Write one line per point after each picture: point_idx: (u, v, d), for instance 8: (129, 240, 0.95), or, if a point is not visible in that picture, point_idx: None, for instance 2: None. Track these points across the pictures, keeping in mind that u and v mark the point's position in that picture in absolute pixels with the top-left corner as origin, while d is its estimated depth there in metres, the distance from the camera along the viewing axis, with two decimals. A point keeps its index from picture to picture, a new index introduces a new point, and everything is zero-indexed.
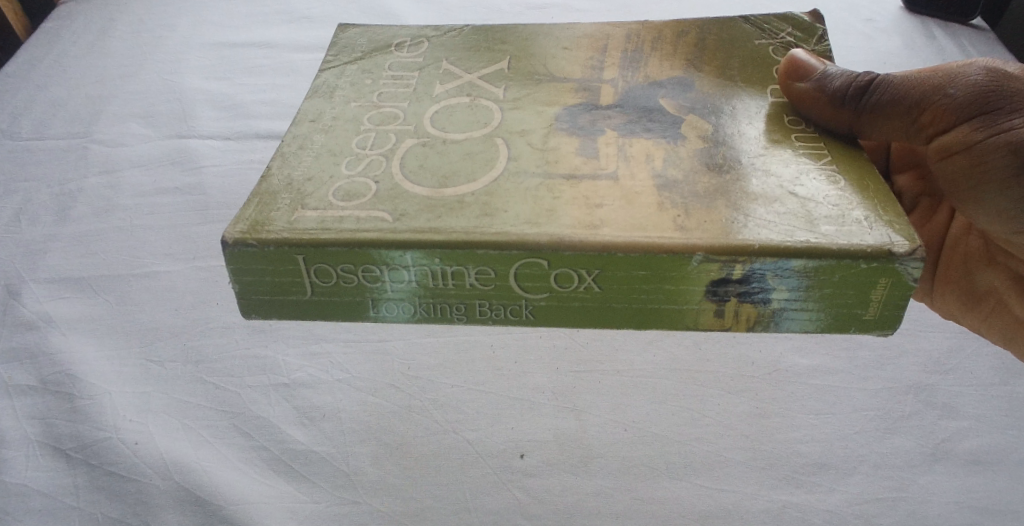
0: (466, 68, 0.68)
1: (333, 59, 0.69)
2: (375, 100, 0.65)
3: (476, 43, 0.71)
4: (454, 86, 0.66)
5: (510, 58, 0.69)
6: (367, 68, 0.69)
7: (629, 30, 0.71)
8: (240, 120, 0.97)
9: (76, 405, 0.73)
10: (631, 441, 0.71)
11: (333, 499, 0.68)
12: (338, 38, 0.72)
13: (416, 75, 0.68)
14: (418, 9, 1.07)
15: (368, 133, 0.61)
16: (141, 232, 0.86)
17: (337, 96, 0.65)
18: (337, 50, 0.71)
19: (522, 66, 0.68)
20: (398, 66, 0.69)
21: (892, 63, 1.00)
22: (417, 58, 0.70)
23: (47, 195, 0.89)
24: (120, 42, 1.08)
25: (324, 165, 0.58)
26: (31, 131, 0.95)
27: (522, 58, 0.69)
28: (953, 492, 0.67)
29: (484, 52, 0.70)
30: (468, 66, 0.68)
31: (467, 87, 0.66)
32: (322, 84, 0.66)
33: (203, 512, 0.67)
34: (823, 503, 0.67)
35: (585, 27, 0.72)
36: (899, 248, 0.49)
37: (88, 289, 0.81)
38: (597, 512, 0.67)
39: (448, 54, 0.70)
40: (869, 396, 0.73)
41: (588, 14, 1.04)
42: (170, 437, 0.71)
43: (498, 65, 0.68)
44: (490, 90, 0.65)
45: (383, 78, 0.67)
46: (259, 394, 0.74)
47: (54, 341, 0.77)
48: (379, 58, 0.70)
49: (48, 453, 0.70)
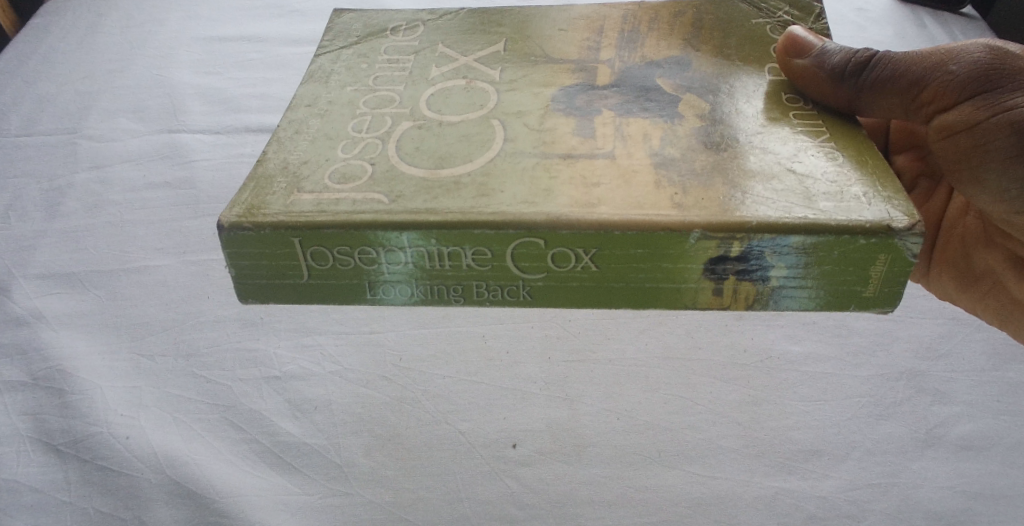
0: (461, 50, 0.68)
1: (329, 44, 0.69)
2: (370, 84, 0.64)
3: (472, 26, 0.71)
4: (450, 69, 0.65)
5: (505, 39, 0.68)
6: (363, 53, 0.68)
7: (625, 13, 0.71)
8: (231, 114, 0.97)
9: (67, 400, 0.72)
10: (629, 429, 0.70)
11: (324, 492, 0.68)
12: (334, 22, 0.72)
13: (412, 59, 0.67)
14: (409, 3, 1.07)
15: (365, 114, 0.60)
16: (131, 227, 0.85)
17: (332, 80, 0.65)
18: (332, 35, 0.70)
19: (518, 47, 0.67)
20: (393, 50, 0.68)
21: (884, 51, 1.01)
22: (414, 41, 0.69)
23: (36, 191, 0.88)
24: (109, 37, 1.07)
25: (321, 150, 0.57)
26: (20, 127, 0.94)
27: (518, 39, 0.68)
28: (946, 478, 0.67)
29: (479, 34, 0.69)
30: (463, 48, 0.68)
31: (462, 70, 0.65)
32: (318, 69, 0.66)
33: (195, 505, 0.66)
34: (817, 489, 0.67)
35: (579, 10, 0.71)
36: (898, 223, 0.49)
37: (77, 284, 0.80)
38: (590, 501, 0.67)
39: (443, 37, 0.70)
40: (862, 382, 0.73)
41: None
42: (161, 431, 0.71)
43: (493, 48, 0.67)
44: (485, 72, 0.65)
45: (379, 62, 0.67)
46: (251, 387, 0.74)
47: (44, 336, 0.76)
48: (375, 43, 0.69)
49: (39, 447, 0.70)
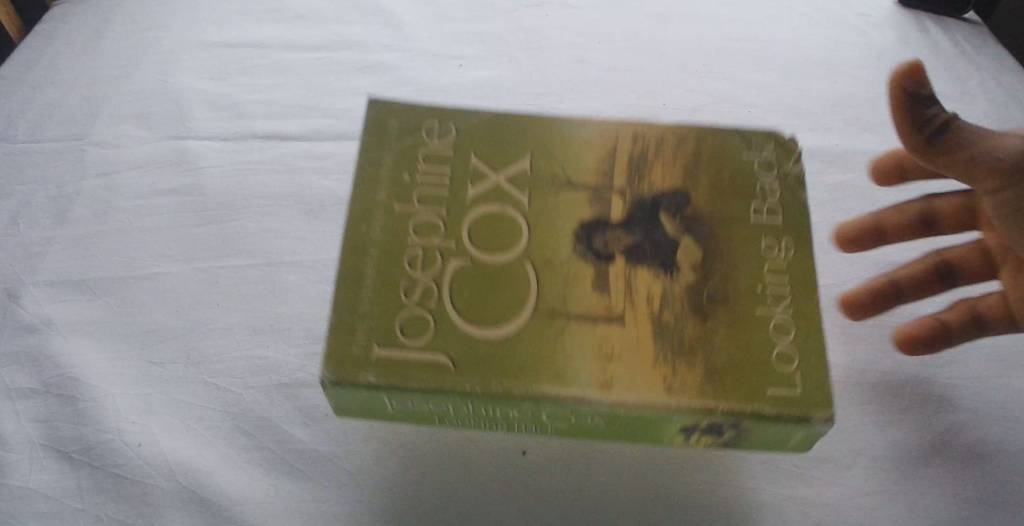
0: (494, 168, 0.74)
1: (375, 158, 0.74)
2: (409, 248, 0.70)
3: (500, 119, 0.76)
4: (482, 189, 0.73)
5: (530, 154, 0.74)
6: (397, 217, 0.71)
7: (638, 133, 0.75)
8: (236, 119, 0.97)
9: (78, 408, 0.73)
10: (618, 449, 0.70)
11: (336, 499, 0.68)
12: (377, 100, 0.77)
13: (448, 181, 0.73)
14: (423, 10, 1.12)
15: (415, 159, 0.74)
16: (139, 234, 0.85)
17: (380, 202, 0.72)
18: (374, 122, 0.75)
19: (543, 167, 0.74)
20: (427, 199, 0.72)
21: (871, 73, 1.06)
22: (445, 145, 0.75)
23: (45, 198, 0.89)
24: (114, 42, 1.08)
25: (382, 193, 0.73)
26: (27, 134, 0.95)
27: (544, 158, 0.74)
28: (949, 486, 0.68)
29: (507, 144, 0.75)
30: (496, 166, 0.74)
31: (495, 189, 0.73)
32: (362, 218, 0.71)
33: (208, 512, 0.68)
34: (822, 496, 0.68)
35: (599, 123, 0.76)
36: None
37: (87, 291, 0.81)
38: (597, 508, 0.68)
39: (474, 145, 0.75)
40: (867, 389, 0.74)
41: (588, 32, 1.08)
42: (172, 439, 0.71)
43: (520, 168, 0.74)
44: (515, 192, 0.73)
45: (415, 229, 0.71)
46: (261, 395, 0.74)
47: (55, 344, 0.77)
48: (415, 132, 0.75)
49: (52, 455, 0.70)
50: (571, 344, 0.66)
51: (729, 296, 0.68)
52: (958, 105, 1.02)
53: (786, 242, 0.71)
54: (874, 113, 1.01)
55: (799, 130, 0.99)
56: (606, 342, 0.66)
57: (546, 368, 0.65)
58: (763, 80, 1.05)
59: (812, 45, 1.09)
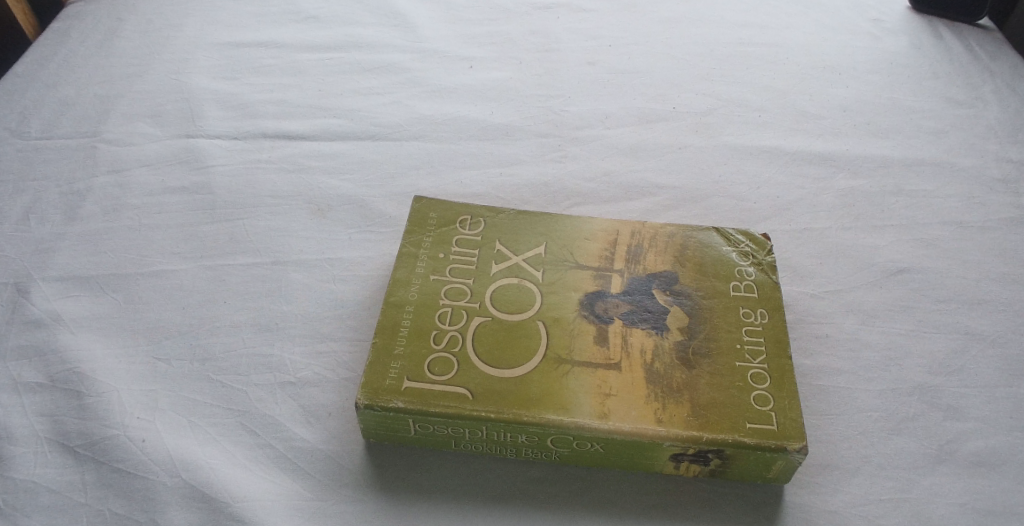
0: (514, 250, 0.77)
1: (417, 240, 0.77)
2: (444, 309, 0.72)
3: (528, 221, 0.80)
4: (504, 265, 0.76)
5: (546, 243, 0.78)
6: (437, 271, 0.75)
7: (638, 229, 0.79)
8: (248, 119, 0.98)
9: (84, 402, 0.71)
10: (607, 476, 0.68)
11: (337, 497, 0.67)
12: (419, 203, 0.80)
13: (474, 256, 0.77)
14: (443, 15, 1.14)
15: (447, 240, 0.77)
16: (148, 231, 0.86)
17: (418, 268, 0.75)
18: (416, 220, 0.79)
19: (558, 249, 0.78)
20: (462, 269, 0.75)
21: (883, 78, 1.06)
22: (475, 235, 0.78)
23: (56, 194, 0.88)
24: (128, 42, 1.09)
25: (415, 249, 0.76)
26: (39, 130, 0.95)
27: (556, 246, 0.78)
28: (958, 494, 0.67)
29: (527, 233, 0.79)
30: (516, 248, 0.78)
31: (514, 268, 0.76)
32: (403, 276, 0.74)
33: (209, 510, 0.66)
34: (829, 503, 0.67)
35: (607, 221, 0.79)
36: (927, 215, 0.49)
37: (97, 288, 0.80)
38: (587, 501, 0.67)
39: (500, 234, 0.79)
40: (874, 396, 0.73)
41: (601, 49, 1.10)
42: (177, 435, 0.70)
43: (536, 249, 0.77)
44: (532, 269, 0.76)
45: (453, 287, 0.74)
46: (265, 392, 0.74)
47: (62, 339, 0.76)
48: (450, 233, 0.78)
49: (56, 449, 0.69)
50: (573, 384, 0.67)
51: (712, 352, 0.69)
52: (972, 112, 1.00)
53: (761, 312, 0.72)
54: (886, 119, 1.00)
55: (811, 136, 0.98)
56: (603, 383, 0.67)
57: (550, 400, 0.65)
58: (772, 85, 1.05)
59: (827, 53, 1.09)
